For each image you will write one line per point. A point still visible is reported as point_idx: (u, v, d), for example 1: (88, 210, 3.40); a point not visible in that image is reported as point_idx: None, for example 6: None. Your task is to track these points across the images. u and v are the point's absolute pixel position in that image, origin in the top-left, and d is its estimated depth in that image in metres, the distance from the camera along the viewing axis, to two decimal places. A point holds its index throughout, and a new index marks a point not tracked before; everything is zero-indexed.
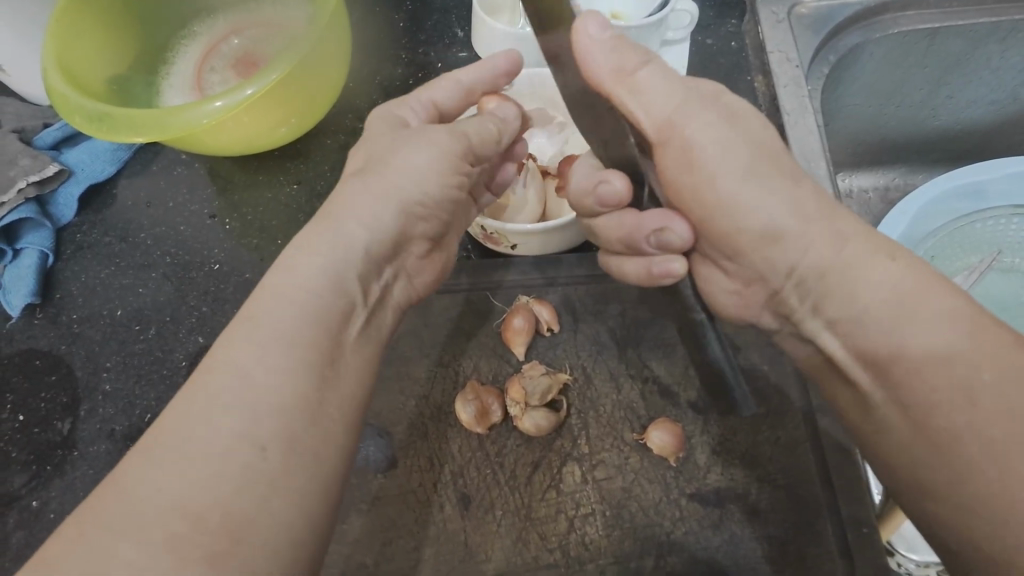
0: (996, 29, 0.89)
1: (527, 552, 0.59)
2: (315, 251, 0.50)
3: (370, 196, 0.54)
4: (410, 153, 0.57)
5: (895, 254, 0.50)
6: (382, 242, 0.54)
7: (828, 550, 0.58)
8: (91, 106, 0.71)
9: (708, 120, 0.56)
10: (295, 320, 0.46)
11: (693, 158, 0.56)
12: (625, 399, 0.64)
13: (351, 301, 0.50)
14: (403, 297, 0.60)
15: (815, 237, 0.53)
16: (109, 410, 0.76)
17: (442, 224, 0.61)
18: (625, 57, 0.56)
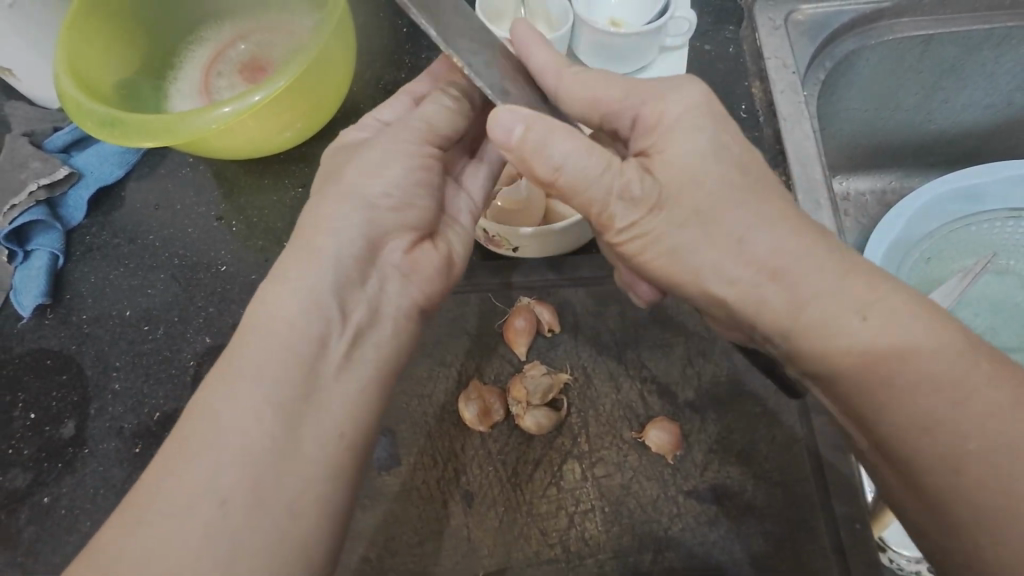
0: (990, 36, 0.91)
1: (528, 547, 0.60)
2: (288, 271, 0.53)
3: (336, 203, 0.57)
4: (369, 155, 0.60)
5: (866, 311, 0.49)
6: (354, 246, 0.55)
7: (820, 543, 0.59)
8: (102, 110, 0.72)
9: (629, 197, 0.56)
10: (270, 346, 0.49)
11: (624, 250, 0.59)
12: (624, 398, 0.66)
13: (327, 319, 0.52)
14: (405, 301, 0.58)
15: (770, 295, 0.52)
16: (118, 409, 0.78)
17: (427, 218, 0.61)
18: (537, 159, 0.55)
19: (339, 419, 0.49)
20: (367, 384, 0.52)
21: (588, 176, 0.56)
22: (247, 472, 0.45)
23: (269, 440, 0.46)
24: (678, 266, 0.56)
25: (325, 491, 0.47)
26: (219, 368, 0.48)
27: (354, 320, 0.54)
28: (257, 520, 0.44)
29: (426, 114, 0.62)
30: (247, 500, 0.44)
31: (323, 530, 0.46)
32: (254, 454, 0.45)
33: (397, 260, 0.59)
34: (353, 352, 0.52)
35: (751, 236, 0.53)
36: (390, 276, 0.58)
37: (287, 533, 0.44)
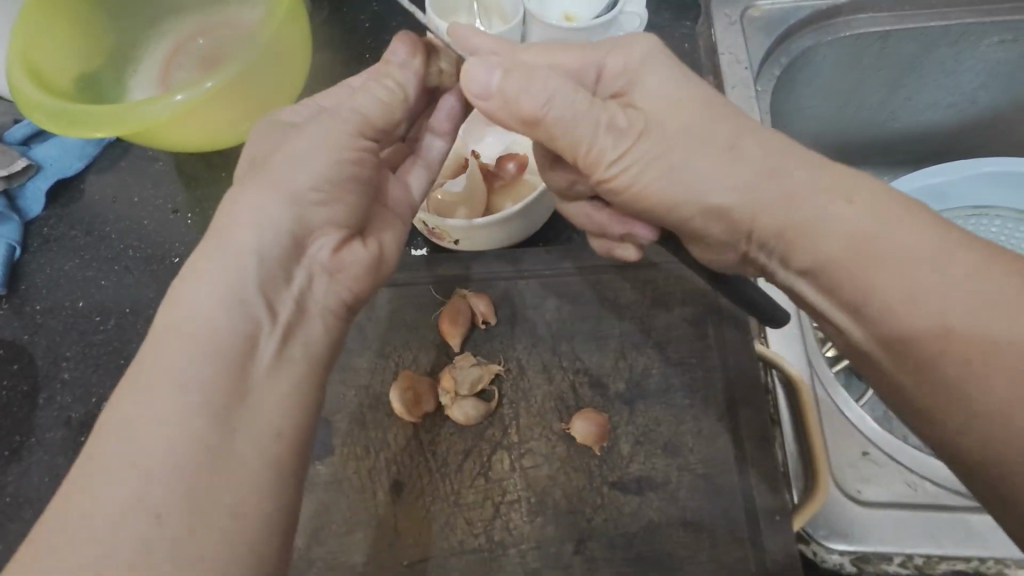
0: (948, 32, 0.90)
1: (452, 536, 0.60)
2: (205, 272, 0.51)
3: (255, 195, 0.54)
4: (293, 148, 0.58)
5: (852, 196, 0.50)
6: (279, 243, 0.54)
7: (742, 535, 0.59)
8: (52, 103, 0.73)
9: (614, 129, 0.57)
10: (193, 351, 0.47)
11: (614, 181, 0.59)
12: (556, 390, 0.66)
13: (255, 320, 0.51)
14: (331, 299, 0.58)
15: (764, 195, 0.54)
16: (66, 398, 0.78)
17: (355, 214, 0.60)
18: (523, 101, 0.55)
19: (276, 417, 0.48)
20: (302, 383, 0.52)
21: (570, 113, 0.56)
22: (179, 480, 0.43)
23: (200, 447, 0.44)
24: (671, 182, 0.57)
25: (267, 492, 0.45)
26: (131, 376, 0.46)
27: (280, 317, 0.53)
28: (198, 525, 0.42)
29: (359, 106, 0.60)
30: (185, 501, 0.42)
31: (269, 531, 0.45)
32: (186, 461, 0.43)
33: (323, 258, 0.58)
34: (284, 351, 0.52)
35: (740, 142, 0.55)
36: (317, 273, 0.57)
37: (229, 536, 0.43)
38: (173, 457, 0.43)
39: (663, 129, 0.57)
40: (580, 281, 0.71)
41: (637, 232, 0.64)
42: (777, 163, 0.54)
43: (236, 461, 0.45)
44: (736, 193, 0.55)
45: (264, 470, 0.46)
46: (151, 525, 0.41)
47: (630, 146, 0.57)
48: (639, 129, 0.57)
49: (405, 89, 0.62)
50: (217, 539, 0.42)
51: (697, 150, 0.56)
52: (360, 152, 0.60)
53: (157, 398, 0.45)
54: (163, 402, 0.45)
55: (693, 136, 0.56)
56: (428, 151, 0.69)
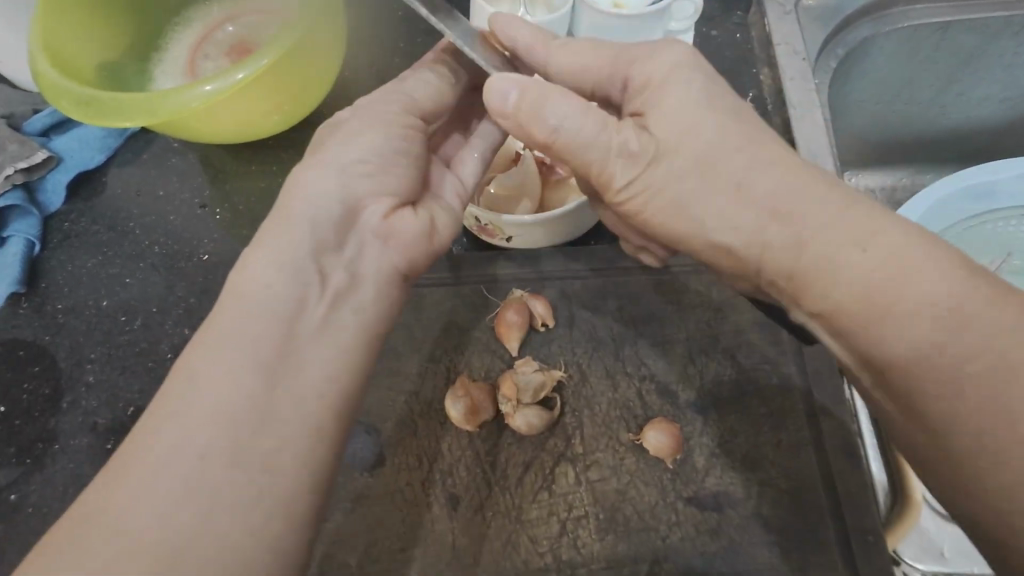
0: (1009, 25, 0.84)
1: (517, 555, 0.57)
2: (265, 239, 0.51)
3: (313, 173, 0.55)
4: (347, 126, 0.58)
5: (864, 244, 0.47)
6: (332, 210, 0.53)
7: (828, 555, 0.56)
8: (77, 90, 0.69)
9: (624, 156, 0.55)
10: (248, 309, 0.47)
11: (630, 208, 0.58)
12: (622, 398, 0.63)
13: (305, 285, 0.49)
14: (384, 264, 0.55)
15: (773, 234, 0.51)
16: (91, 403, 0.74)
17: (407, 185, 0.58)
18: (534, 122, 0.55)
19: (318, 382, 0.47)
20: (348, 351, 0.49)
21: (580, 134, 0.55)
22: (226, 431, 0.42)
23: (246, 403, 0.44)
24: (686, 218, 0.55)
25: (303, 453, 0.44)
26: (198, 335, 0.46)
27: (332, 284, 0.51)
28: (237, 475, 0.42)
29: (411, 90, 0.61)
30: (228, 453, 0.42)
31: (305, 489, 0.44)
32: (233, 415, 0.43)
33: (376, 224, 0.55)
34: (332, 318, 0.50)
35: (749, 178, 0.52)
36: (370, 241, 0.55)
37: (262, 491, 0.42)
38: (223, 408, 0.43)
39: (672, 162, 0.54)
40: (639, 282, 0.67)
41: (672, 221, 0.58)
42: (790, 203, 0.50)
43: (279, 419, 0.44)
44: (752, 225, 0.51)
45: (301, 431, 0.45)
46: (196, 471, 0.41)
47: (642, 173, 0.55)
48: (651, 156, 0.55)
49: (450, 76, 0.64)
50: (252, 491, 0.42)
51: (712, 181, 0.53)
52: (410, 129, 0.59)
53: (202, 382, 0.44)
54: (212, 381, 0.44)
55: (704, 169, 0.53)
56: (479, 133, 0.66)
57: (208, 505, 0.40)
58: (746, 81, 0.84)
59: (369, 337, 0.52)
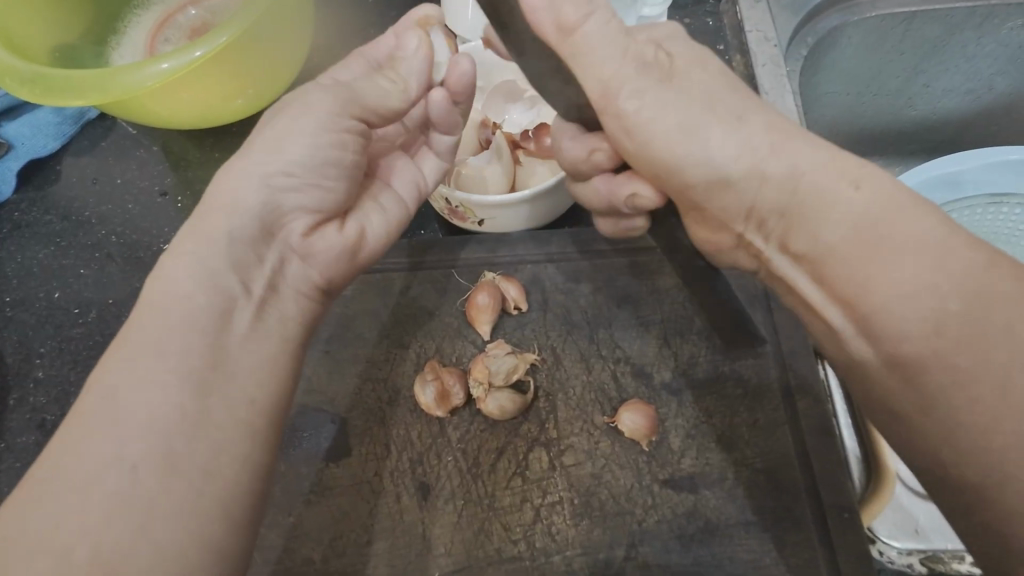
0: (973, 14, 0.85)
1: (489, 543, 0.56)
2: (182, 246, 0.46)
3: (239, 177, 0.49)
4: (279, 127, 0.51)
5: (858, 181, 0.43)
6: (255, 223, 0.48)
7: (805, 534, 0.55)
8: (24, 68, 0.65)
9: (641, 60, 0.47)
10: (166, 316, 0.43)
11: (634, 123, 0.47)
12: (596, 380, 0.62)
13: (227, 295, 0.45)
14: (305, 284, 0.52)
15: (768, 171, 0.46)
16: (40, 399, 0.70)
17: (336, 199, 0.54)
18: (568, 8, 0.45)
19: (246, 386, 0.44)
20: (276, 361, 0.47)
21: (597, 31, 0.46)
22: (155, 442, 0.39)
23: (172, 413, 0.40)
24: (689, 142, 0.47)
25: (243, 456, 0.42)
26: (113, 347, 0.42)
27: (256, 293, 0.48)
28: (170, 487, 0.39)
29: (359, 88, 0.53)
30: (160, 462, 0.39)
31: (244, 492, 0.41)
32: (159, 428, 0.39)
33: (298, 240, 0.52)
34: (257, 328, 0.47)
35: (750, 115, 0.47)
36: (292, 257, 0.52)
37: (200, 497, 0.39)
38: (147, 421, 0.39)
39: (684, 83, 0.48)
40: (614, 264, 0.66)
41: (643, 193, 0.52)
42: (784, 138, 0.45)
43: (212, 426, 0.41)
44: (744, 161, 0.46)
45: (237, 436, 0.42)
46: (125, 484, 0.38)
47: (649, 90, 0.47)
48: (664, 70, 0.48)
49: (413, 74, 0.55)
50: (191, 497, 0.39)
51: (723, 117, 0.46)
52: (345, 137, 0.53)
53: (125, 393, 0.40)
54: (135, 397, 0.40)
55: (713, 97, 0.47)
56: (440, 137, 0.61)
57: (140, 517, 0.37)
58: None
59: (296, 349, 0.49)
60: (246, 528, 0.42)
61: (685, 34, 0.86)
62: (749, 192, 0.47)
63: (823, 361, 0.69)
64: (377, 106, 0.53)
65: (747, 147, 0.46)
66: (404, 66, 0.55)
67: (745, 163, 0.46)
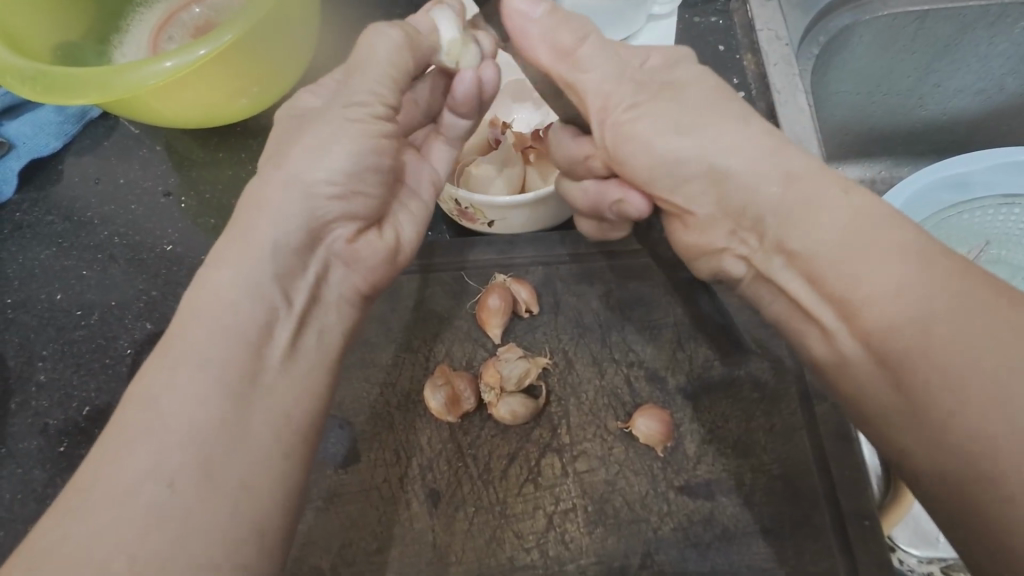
0: (985, 13, 0.84)
1: (501, 552, 0.55)
2: (223, 256, 0.44)
3: (275, 186, 0.47)
4: (315, 130, 0.49)
5: (848, 187, 0.45)
6: (296, 234, 0.46)
7: (825, 542, 0.54)
8: (25, 66, 0.64)
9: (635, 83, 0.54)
10: (209, 324, 0.41)
11: (627, 131, 0.53)
12: (609, 385, 0.61)
13: (270, 305, 0.44)
14: (348, 291, 0.51)
15: (763, 178, 0.49)
16: (43, 402, 0.69)
17: (375, 205, 0.53)
18: (565, 34, 0.52)
19: (288, 397, 0.43)
20: (315, 372, 0.46)
21: (597, 57, 0.53)
22: (197, 454, 0.38)
23: (214, 425, 0.39)
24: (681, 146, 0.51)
25: (281, 471, 0.40)
26: (155, 356, 0.40)
27: (297, 305, 0.46)
28: (209, 502, 0.37)
29: (373, 85, 0.50)
30: (200, 476, 0.37)
31: (280, 506, 0.40)
32: (202, 441, 0.38)
33: (340, 247, 0.51)
34: (298, 345, 0.45)
35: (746, 125, 0.50)
36: (334, 264, 0.51)
37: (236, 513, 0.38)
38: (189, 432, 0.38)
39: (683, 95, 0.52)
40: (625, 265, 0.65)
41: (630, 201, 0.58)
42: (779, 147, 0.49)
43: (251, 439, 0.40)
44: (769, 162, 0.48)
45: (276, 450, 0.41)
46: (164, 496, 0.36)
47: (644, 102, 0.53)
48: (658, 90, 0.53)
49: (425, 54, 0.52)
50: (227, 514, 0.37)
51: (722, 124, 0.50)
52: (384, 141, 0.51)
53: (157, 407, 0.38)
54: (173, 411, 0.38)
55: (707, 109, 0.51)
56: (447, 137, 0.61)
57: (175, 533, 0.36)
58: (728, 67, 0.83)
59: (336, 360, 0.48)
60: (281, 543, 0.40)
61: (694, 33, 0.85)
62: (744, 194, 0.50)
63: None
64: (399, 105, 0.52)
65: (742, 151, 0.49)
66: (433, 43, 0.54)
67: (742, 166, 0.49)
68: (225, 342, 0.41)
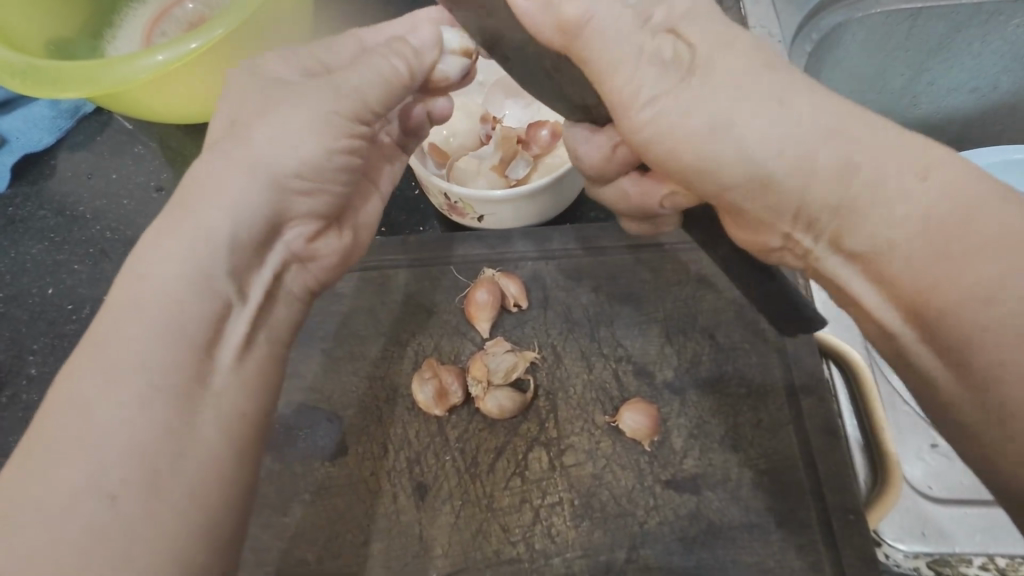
0: (979, 11, 0.83)
1: (487, 545, 0.55)
2: (161, 244, 0.42)
3: (234, 174, 0.45)
4: (281, 117, 0.47)
5: (926, 170, 0.38)
6: (257, 228, 0.46)
7: (809, 537, 0.54)
8: (15, 59, 0.64)
9: (659, 63, 0.43)
10: (151, 325, 0.40)
11: (649, 133, 0.45)
12: (597, 379, 0.61)
13: (221, 302, 0.43)
14: (300, 288, 0.53)
15: (819, 163, 0.40)
16: (33, 396, 0.69)
17: (336, 203, 0.53)
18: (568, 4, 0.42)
19: (237, 400, 0.43)
20: (266, 372, 0.46)
21: (613, 26, 0.43)
22: (139, 464, 0.37)
23: (156, 435, 0.38)
24: (716, 141, 0.42)
25: (226, 470, 0.41)
26: (85, 352, 0.39)
27: (251, 300, 0.46)
28: (155, 511, 0.37)
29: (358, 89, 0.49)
30: (144, 483, 0.37)
31: (234, 500, 0.41)
32: (144, 449, 0.38)
33: (297, 245, 0.52)
34: (248, 342, 0.45)
35: (795, 101, 0.41)
36: (289, 262, 0.52)
37: (185, 515, 0.38)
38: (130, 440, 0.38)
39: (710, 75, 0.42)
40: (616, 261, 0.65)
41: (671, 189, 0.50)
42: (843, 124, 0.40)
43: (198, 444, 0.40)
44: (789, 157, 0.41)
45: (225, 450, 0.41)
46: (105, 508, 0.36)
47: (672, 88, 0.43)
48: (685, 68, 0.43)
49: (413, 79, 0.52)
50: (178, 521, 0.38)
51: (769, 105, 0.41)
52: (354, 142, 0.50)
53: (98, 404, 0.38)
54: (110, 410, 0.38)
55: (744, 88, 0.42)
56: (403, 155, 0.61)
57: (123, 544, 0.36)
58: None
59: (283, 357, 0.49)
60: (231, 540, 0.41)
61: None
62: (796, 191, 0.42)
63: (827, 360, 0.69)
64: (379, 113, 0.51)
65: (787, 141, 0.41)
66: (419, 57, 0.52)
67: (787, 158, 0.41)
68: (164, 341, 0.40)
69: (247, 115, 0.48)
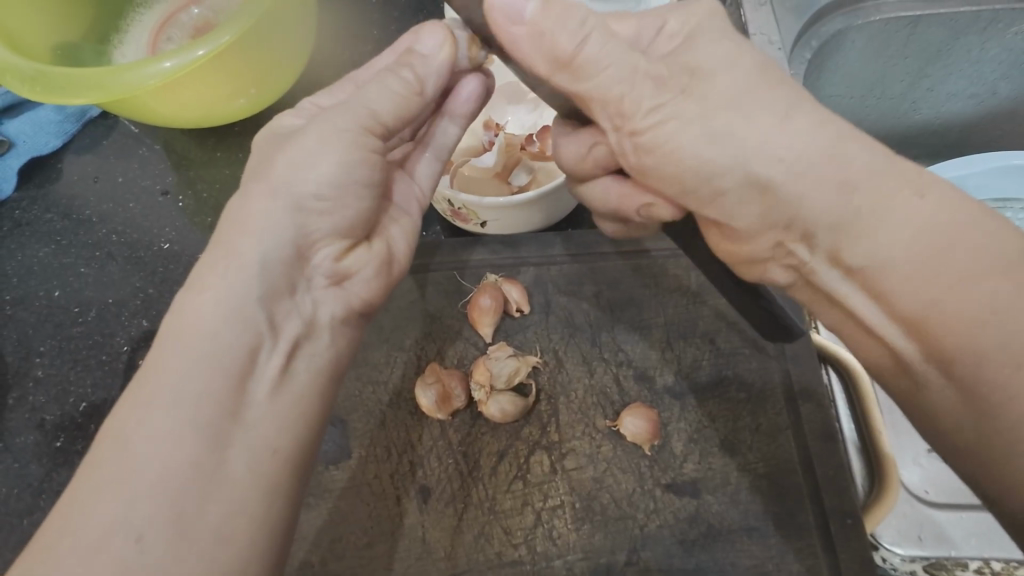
0: (978, 18, 0.84)
1: (490, 547, 0.56)
2: (207, 280, 0.44)
3: (262, 202, 0.47)
4: (299, 143, 0.49)
5: (924, 188, 0.40)
6: (281, 250, 0.47)
7: (808, 539, 0.55)
8: (25, 65, 0.65)
9: (652, 83, 0.46)
10: (191, 364, 0.41)
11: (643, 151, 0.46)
12: (598, 383, 0.62)
13: (255, 332, 0.44)
14: (338, 312, 0.51)
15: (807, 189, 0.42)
16: (40, 398, 0.70)
17: (364, 220, 0.52)
18: (562, 36, 0.44)
19: (273, 435, 0.43)
20: (304, 406, 0.46)
21: (608, 54, 0.45)
22: (177, 498, 0.38)
23: (194, 467, 0.39)
24: (717, 150, 0.44)
25: (261, 510, 0.40)
26: (130, 390, 0.40)
27: (283, 330, 0.46)
28: (182, 555, 0.37)
29: (370, 99, 0.50)
30: (177, 524, 0.37)
31: (264, 544, 0.40)
32: (182, 485, 0.38)
33: (327, 267, 0.50)
34: (287, 372, 0.45)
35: (796, 112, 0.43)
36: (321, 291, 0.50)
37: (218, 560, 0.38)
38: (162, 479, 0.38)
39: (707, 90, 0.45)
40: (616, 267, 0.66)
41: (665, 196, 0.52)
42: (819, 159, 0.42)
43: (234, 480, 0.40)
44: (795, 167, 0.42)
45: (259, 490, 0.41)
46: (140, 545, 0.36)
47: (671, 102, 0.45)
48: (682, 87, 0.46)
49: (426, 81, 0.52)
50: (207, 563, 0.37)
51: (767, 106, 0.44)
52: (373, 151, 0.49)
53: (139, 443, 0.38)
54: (150, 451, 0.38)
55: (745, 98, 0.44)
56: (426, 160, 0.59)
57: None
58: None
59: (326, 387, 0.48)
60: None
61: None
62: (795, 204, 0.43)
63: (825, 364, 0.70)
64: (393, 117, 0.50)
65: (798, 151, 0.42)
66: (424, 68, 0.52)
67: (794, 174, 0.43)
68: (207, 378, 0.41)
69: (269, 156, 0.51)
